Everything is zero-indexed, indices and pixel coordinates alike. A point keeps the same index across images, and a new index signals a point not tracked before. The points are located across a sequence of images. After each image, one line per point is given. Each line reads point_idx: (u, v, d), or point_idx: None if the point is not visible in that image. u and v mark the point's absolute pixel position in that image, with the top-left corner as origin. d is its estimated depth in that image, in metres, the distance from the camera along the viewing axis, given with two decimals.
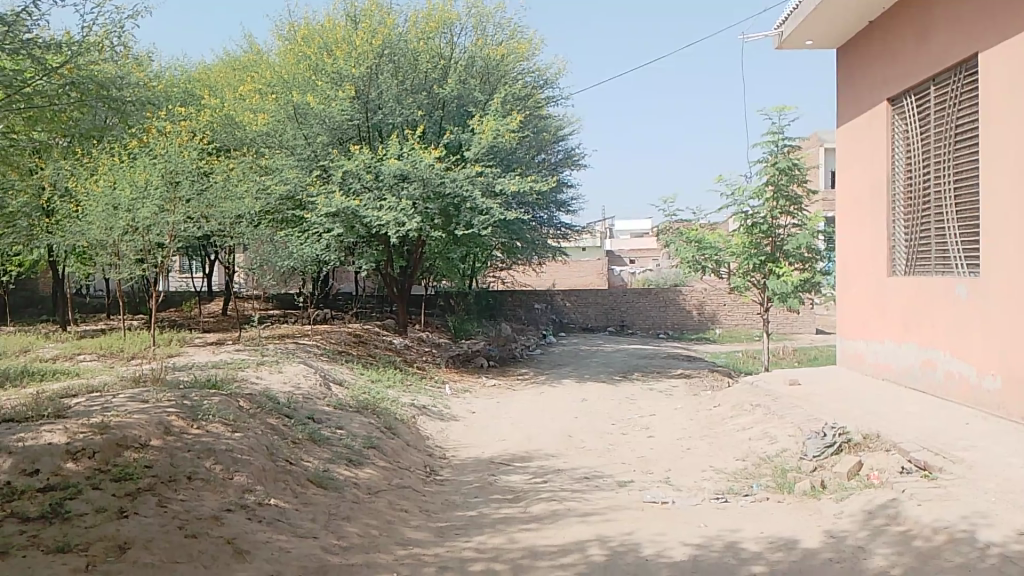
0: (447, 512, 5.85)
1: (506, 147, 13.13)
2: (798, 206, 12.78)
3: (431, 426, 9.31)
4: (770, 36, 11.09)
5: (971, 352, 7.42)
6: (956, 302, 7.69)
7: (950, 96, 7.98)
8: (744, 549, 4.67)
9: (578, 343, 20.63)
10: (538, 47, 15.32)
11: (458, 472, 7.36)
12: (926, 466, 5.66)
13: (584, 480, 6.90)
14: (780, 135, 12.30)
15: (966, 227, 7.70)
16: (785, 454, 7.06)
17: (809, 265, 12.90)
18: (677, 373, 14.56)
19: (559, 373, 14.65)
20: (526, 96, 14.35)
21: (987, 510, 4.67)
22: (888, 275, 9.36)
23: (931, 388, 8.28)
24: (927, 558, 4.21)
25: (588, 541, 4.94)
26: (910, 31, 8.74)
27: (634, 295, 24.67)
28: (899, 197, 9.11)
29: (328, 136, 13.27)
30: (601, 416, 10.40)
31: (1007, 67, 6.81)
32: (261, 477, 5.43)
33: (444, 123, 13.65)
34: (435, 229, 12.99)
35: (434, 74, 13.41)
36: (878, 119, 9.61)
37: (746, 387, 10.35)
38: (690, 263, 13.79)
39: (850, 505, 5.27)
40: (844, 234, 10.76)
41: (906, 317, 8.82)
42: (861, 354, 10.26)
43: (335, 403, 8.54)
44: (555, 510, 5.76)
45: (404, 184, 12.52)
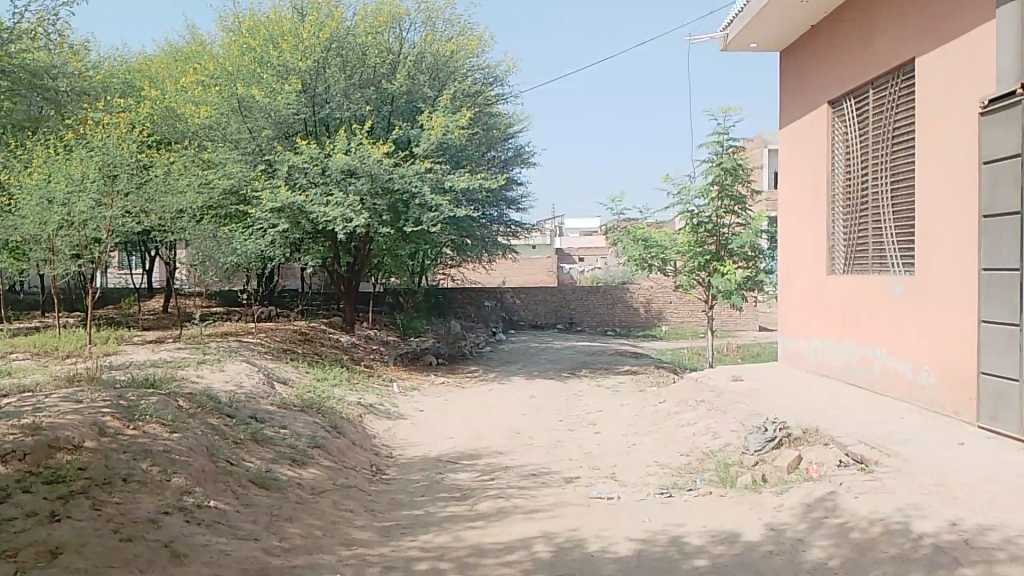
0: (393, 511, 5.78)
1: (455, 143, 13.08)
2: (742, 205, 12.98)
3: (378, 425, 9.21)
4: (716, 38, 11.26)
5: (908, 350, 7.63)
6: (893, 300, 7.92)
7: (888, 100, 8.22)
8: (688, 543, 4.73)
9: (527, 340, 20.65)
10: (488, 43, 15.26)
11: (404, 471, 7.29)
12: (863, 459, 5.81)
13: (530, 477, 6.90)
14: (725, 135, 12.49)
15: (902, 228, 7.93)
16: (728, 449, 7.18)
17: (751, 263, 13.19)
18: (624, 370, 14.71)
19: (508, 371, 14.64)
20: (475, 93, 14.30)
21: (920, 502, 4.80)
22: (828, 273, 9.58)
23: (868, 384, 8.52)
24: (863, 549, 4.31)
25: (534, 538, 4.94)
26: (853, 31, 8.90)
27: (583, 292, 24.83)
28: (838, 196, 9.36)
29: (274, 130, 13.00)
30: (548, 413, 10.41)
31: (944, 71, 7.03)
32: (200, 479, 5.30)
33: (392, 119, 13.52)
34: (384, 226, 12.85)
35: (383, 69, 13.27)
36: (820, 121, 9.83)
37: (690, 382, 10.51)
38: (637, 261, 13.92)
39: (790, 498, 5.39)
40: (786, 234, 10.99)
41: (845, 314, 9.04)
42: (801, 350, 10.50)
43: (279, 402, 8.38)
44: (502, 508, 5.76)
45: (351, 179, 12.36)
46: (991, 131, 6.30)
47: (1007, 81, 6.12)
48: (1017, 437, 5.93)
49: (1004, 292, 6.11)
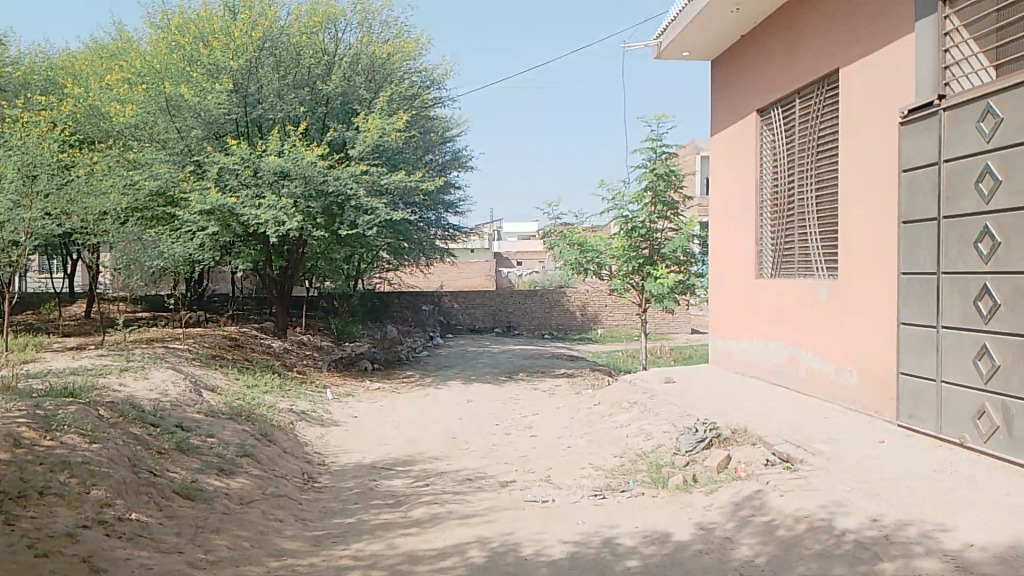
0: (324, 520, 5.69)
1: (392, 146, 12.98)
2: (674, 211, 13.23)
3: (310, 432, 9.05)
4: (650, 46, 11.45)
5: (832, 351, 7.89)
6: (818, 304, 8.18)
7: (814, 109, 8.47)
8: (619, 544, 4.78)
9: (465, 344, 20.60)
10: (425, 46, 15.18)
11: (337, 478, 7.18)
12: (788, 458, 5.97)
13: (466, 481, 6.88)
14: (658, 142, 12.70)
15: (827, 233, 8.19)
16: (660, 450, 7.29)
17: (683, 267, 13.46)
18: (561, 373, 14.82)
19: (444, 375, 14.61)
20: (412, 95, 14.21)
21: (843, 499, 4.96)
22: (757, 277, 9.83)
23: (794, 384, 8.78)
24: (788, 546, 4.43)
25: (467, 543, 4.92)
26: (780, 42, 9.16)
27: (521, 296, 24.93)
28: (766, 203, 9.62)
29: (204, 130, 12.67)
30: (485, 417, 10.41)
31: (866, 81, 7.30)
32: (121, 490, 5.11)
33: (327, 120, 13.35)
34: (317, 229, 12.63)
35: (317, 70, 13.08)
36: (748, 129, 10.09)
37: (625, 384, 10.65)
38: (573, 265, 14.05)
39: (719, 497, 5.51)
40: (717, 238, 11.23)
41: (773, 317, 9.29)
42: (730, 351, 10.76)
43: (206, 410, 8.16)
44: (436, 514, 5.72)
45: (284, 181, 12.15)
46: (910, 140, 6.55)
47: (926, 92, 6.37)
48: (935, 435, 6.17)
49: (922, 295, 6.36)
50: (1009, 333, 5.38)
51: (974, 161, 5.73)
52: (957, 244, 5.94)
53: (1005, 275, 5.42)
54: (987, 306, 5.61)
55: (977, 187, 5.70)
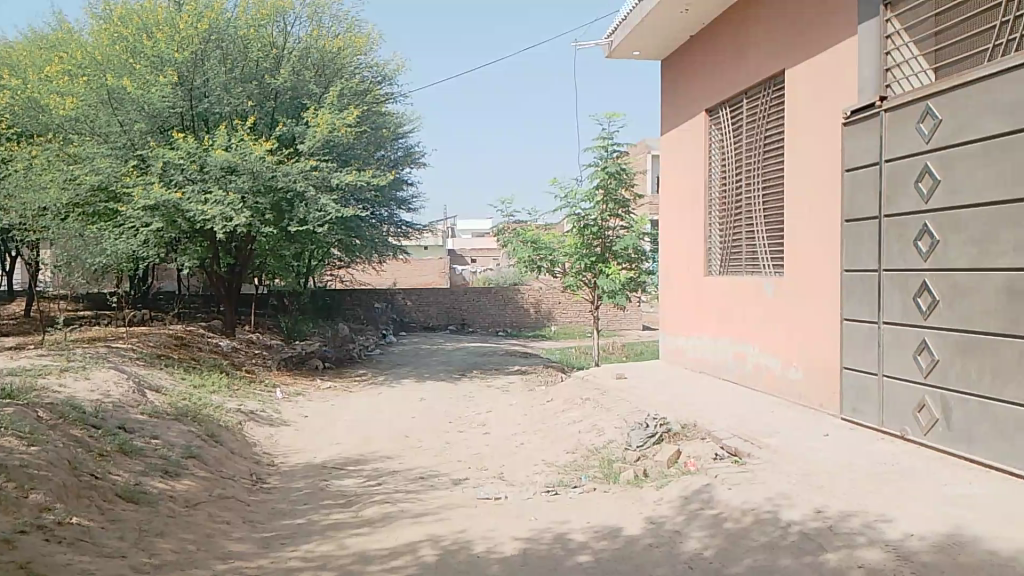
0: (273, 521, 5.60)
1: (342, 141, 12.83)
2: (626, 209, 13.33)
3: (259, 433, 8.92)
4: (601, 45, 11.52)
5: (778, 346, 8.03)
6: (764, 300, 8.33)
7: (761, 109, 8.62)
8: (571, 540, 4.81)
9: (418, 342, 20.49)
10: (376, 41, 15.06)
11: (287, 479, 7.08)
12: (736, 451, 6.08)
13: (418, 480, 6.85)
14: (609, 141, 12.79)
15: (773, 231, 8.36)
16: (612, 445, 7.36)
17: (634, 265, 13.60)
18: (514, 370, 14.85)
19: (397, 373, 14.53)
20: (364, 91, 14.12)
21: (788, 492, 5.07)
22: (705, 274, 9.98)
23: (742, 379, 8.93)
24: (736, 539, 4.51)
25: (419, 542, 4.90)
26: (727, 44, 9.31)
27: (474, 293, 24.90)
28: (714, 201, 9.76)
29: (148, 124, 12.23)
30: (438, 415, 10.38)
31: (810, 83, 7.46)
32: (61, 494, 4.95)
33: (276, 115, 13.15)
34: (266, 225, 12.45)
35: (266, 64, 12.82)
36: (697, 128, 10.23)
37: (577, 381, 10.72)
38: (526, 262, 14.13)
39: (669, 492, 5.58)
40: (667, 236, 11.37)
41: (721, 314, 9.43)
42: (679, 348, 10.90)
43: (150, 411, 7.96)
44: (387, 513, 5.68)
45: (232, 176, 11.92)
46: (853, 141, 6.70)
47: (867, 94, 6.55)
48: (877, 428, 6.34)
49: (865, 292, 6.52)
50: (947, 328, 5.57)
51: (914, 162, 5.90)
52: (897, 242, 6.12)
53: (943, 272, 5.60)
54: (926, 302, 5.79)
55: (917, 187, 5.88)
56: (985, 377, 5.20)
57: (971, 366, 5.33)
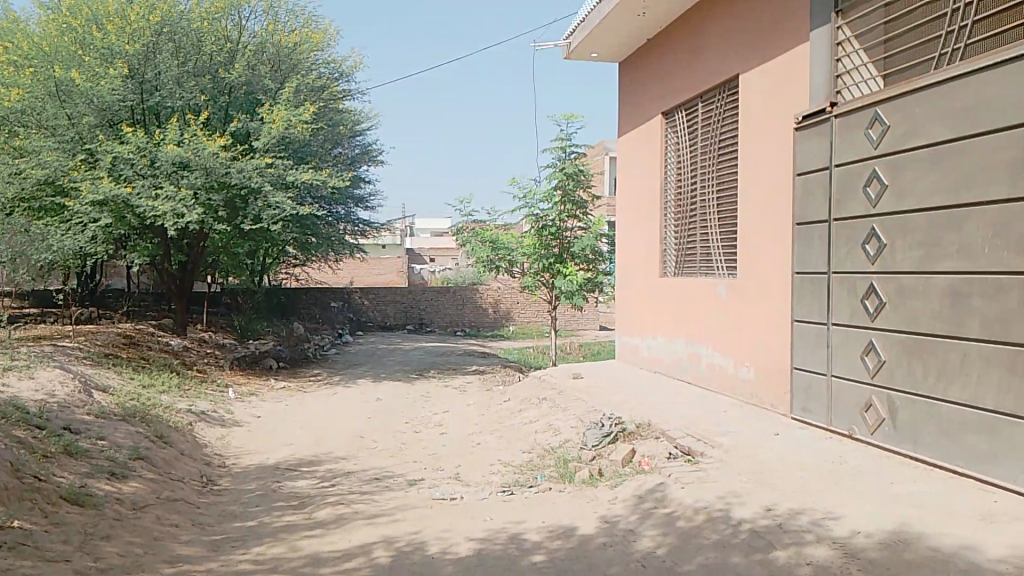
0: (223, 524, 5.50)
1: (298, 138, 12.68)
2: (583, 210, 13.42)
3: (210, 433, 8.75)
4: (559, 45, 11.57)
5: (730, 346, 8.17)
6: (717, 301, 8.45)
7: (716, 112, 8.74)
8: (526, 540, 4.82)
9: (375, 341, 20.33)
10: (333, 37, 14.97)
11: (238, 480, 6.96)
12: (689, 451, 6.14)
13: (373, 481, 6.80)
14: (567, 142, 12.86)
15: (726, 233, 8.50)
16: (567, 445, 7.40)
17: (592, 266, 13.70)
18: (472, 370, 14.84)
19: (353, 373, 14.41)
20: (320, 87, 14.06)
21: (740, 490, 5.16)
22: (661, 275, 10.09)
23: (695, 379, 9.05)
24: (688, 537, 4.56)
25: (373, 544, 4.86)
26: (683, 47, 9.43)
27: (432, 293, 24.82)
28: (669, 204, 9.88)
29: (96, 117, 11.90)
30: (394, 415, 10.31)
31: (764, 87, 7.59)
32: (2, 497, 4.79)
33: (230, 110, 12.92)
34: (219, 222, 12.21)
35: (219, 57, 12.64)
36: (653, 130, 10.34)
37: (534, 381, 10.76)
38: (485, 262, 14.15)
39: (623, 491, 5.63)
40: (623, 237, 11.46)
41: (675, 314, 9.55)
42: (635, 348, 11.02)
43: (97, 412, 7.76)
44: (341, 514, 5.62)
45: (184, 172, 11.68)
46: (804, 145, 6.84)
47: (818, 99, 6.69)
48: (825, 427, 6.48)
49: (815, 294, 6.66)
50: (893, 330, 5.71)
51: (863, 167, 6.05)
52: (846, 245, 6.26)
53: (890, 275, 5.75)
54: (873, 304, 5.93)
55: (865, 192, 6.02)
56: (929, 377, 5.35)
57: (916, 367, 5.48)
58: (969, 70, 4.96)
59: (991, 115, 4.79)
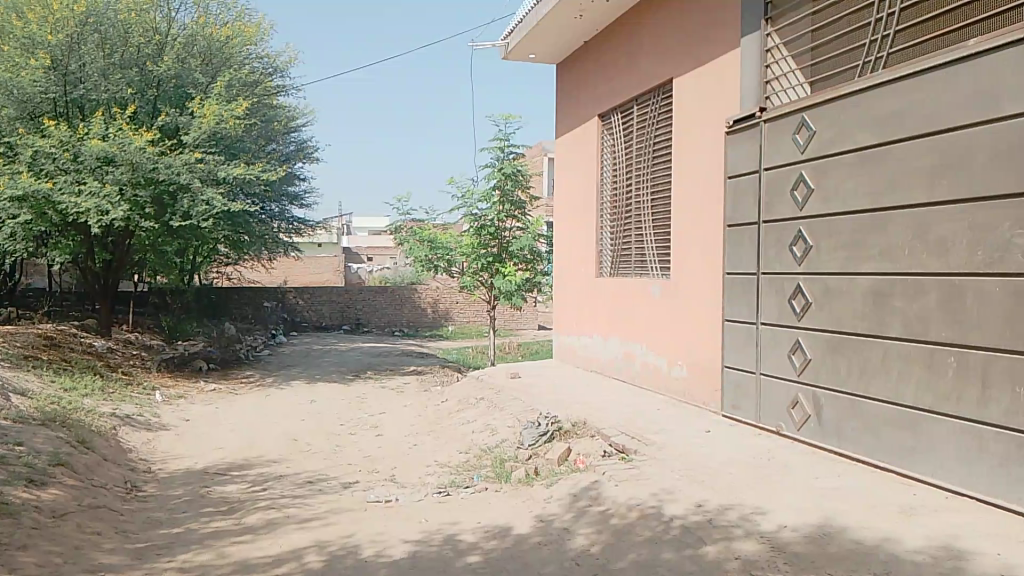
0: (148, 531, 5.34)
1: (230, 134, 12.38)
2: (521, 211, 13.46)
3: (136, 438, 8.47)
4: (497, 46, 11.58)
5: (665, 346, 8.29)
6: (652, 301, 8.58)
7: (651, 114, 8.86)
8: (461, 541, 4.80)
9: (310, 342, 19.99)
10: (267, 31, 14.71)
11: (164, 486, 6.75)
12: (624, 449, 6.22)
13: (306, 484, 6.68)
14: (505, 142, 12.87)
15: (660, 235, 8.63)
16: (504, 444, 7.42)
17: (530, 266, 13.71)
18: (410, 370, 14.74)
19: (287, 375, 14.15)
20: (253, 82, 13.81)
21: (672, 487, 5.24)
22: (597, 275, 10.19)
23: (631, 377, 9.17)
24: (622, 534, 4.62)
25: (304, 548, 4.77)
26: (620, 48, 9.51)
27: (370, 293, 24.59)
28: (606, 205, 9.99)
29: (16, 110, 11.61)
30: (329, 417, 10.16)
31: (696, 91, 7.75)
32: None
33: (158, 104, 12.46)
34: (147, 219, 11.78)
35: (148, 49, 12.18)
36: (590, 131, 10.43)
37: (472, 380, 10.75)
38: (422, 262, 14.09)
39: (559, 489, 5.67)
40: (561, 237, 11.53)
41: (611, 314, 9.65)
42: (572, 347, 11.08)
43: (14, 417, 7.42)
44: (272, 519, 5.50)
45: (109, 168, 11.28)
46: (735, 149, 6.99)
47: (749, 104, 6.85)
48: (755, 424, 6.63)
49: (745, 293, 6.82)
50: (820, 329, 5.89)
51: (791, 170, 6.22)
52: (774, 246, 6.42)
53: (816, 276, 5.93)
54: (799, 304, 6.11)
55: (793, 195, 6.20)
56: (853, 374, 5.54)
57: (840, 364, 5.66)
58: (893, 77, 5.13)
59: (911, 123, 4.99)
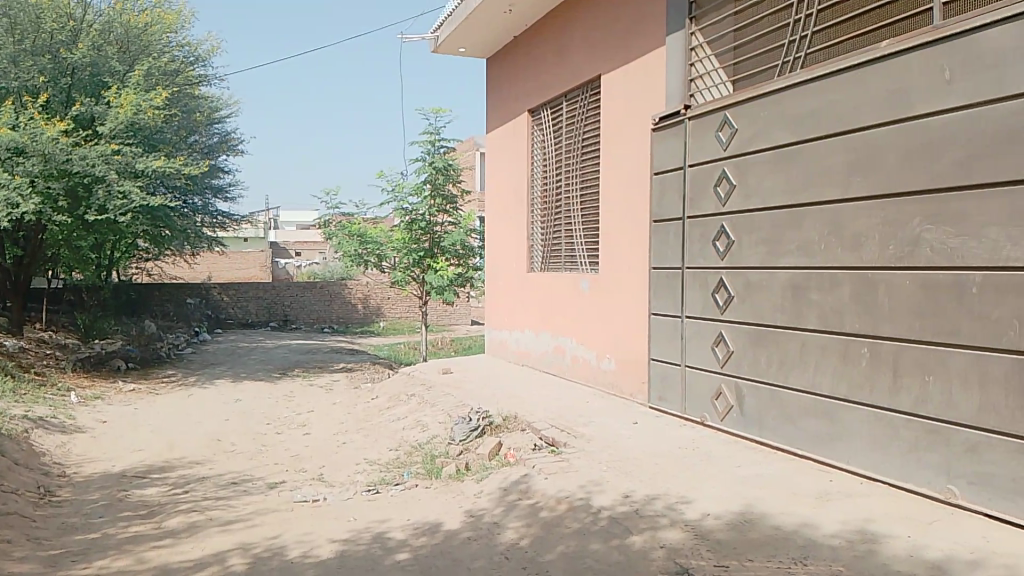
0: (62, 537, 5.12)
1: (149, 125, 11.95)
2: (453, 205, 13.43)
3: (48, 441, 8.09)
4: (426, 39, 11.52)
5: (594, 339, 8.39)
6: (581, 295, 8.67)
7: (580, 110, 8.94)
8: (390, 538, 4.77)
9: (235, 340, 19.53)
10: (188, 18, 14.29)
11: (80, 491, 6.48)
12: (553, 441, 6.27)
13: (230, 486, 6.52)
14: (436, 136, 12.80)
15: (589, 230, 8.73)
16: (434, 441, 7.39)
17: (462, 260, 13.69)
18: (339, 367, 14.55)
19: (211, 373, 13.77)
20: (173, 72, 13.40)
21: (600, 478, 5.31)
22: (528, 269, 10.23)
23: (561, 371, 9.25)
24: (551, 527, 4.66)
25: (228, 551, 4.66)
26: (549, 43, 9.56)
27: (298, 288, 24.17)
28: (536, 200, 10.04)
29: None
30: (255, 416, 9.94)
31: (624, 87, 7.84)
32: None
33: (72, 93, 11.93)
34: (59, 213, 11.30)
35: (61, 36, 11.62)
36: (520, 126, 10.47)
37: (402, 376, 10.68)
38: (352, 256, 13.91)
39: (489, 484, 5.69)
40: (492, 232, 11.54)
41: (542, 308, 9.70)
42: (503, 341, 11.12)
43: None
44: (194, 522, 5.35)
45: (19, 158, 10.78)
46: (661, 146, 7.12)
47: (674, 102, 6.98)
48: (680, 414, 6.78)
49: (670, 287, 6.96)
50: (740, 321, 6.06)
51: (714, 167, 6.38)
52: (699, 241, 6.57)
53: (738, 270, 6.09)
54: (722, 298, 6.27)
55: (716, 191, 6.35)
56: (772, 366, 5.71)
57: (761, 356, 5.83)
58: (811, 77, 5.29)
59: (826, 123, 5.16)
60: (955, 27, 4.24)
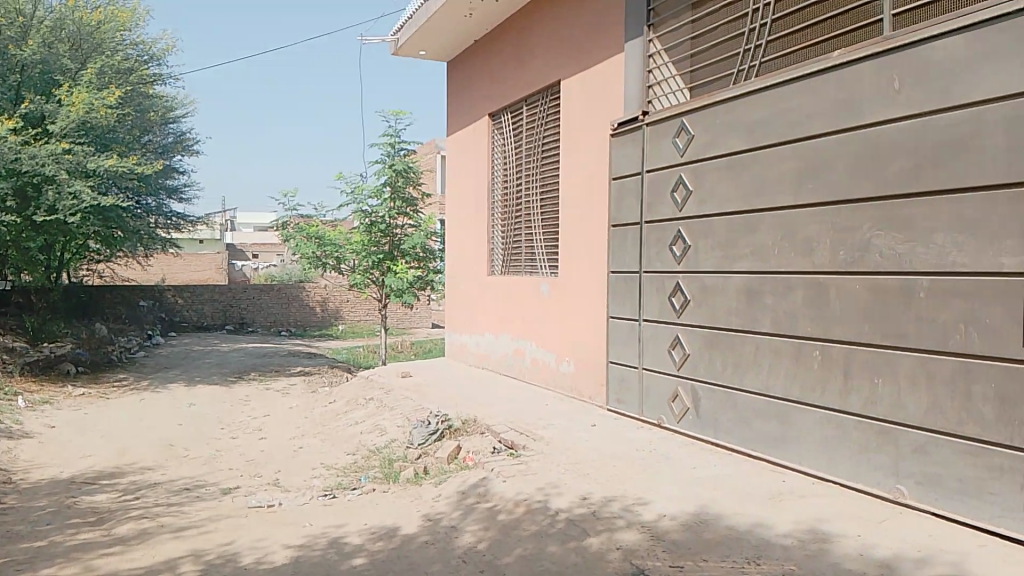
0: (6, 546, 4.97)
1: (101, 124, 11.68)
2: (412, 208, 13.39)
3: None
4: (386, 41, 11.48)
5: (553, 341, 8.44)
6: (541, 298, 8.71)
7: (540, 115, 8.99)
8: (346, 543, 4.73)
9: (190, 343, 19.20)
10: (143, 16, 14.03)
11: (26, 498, 6.31)
12: (512, 444, 6.28)
13: (183, 492, 6.40)
14: (396, 138, 12.75)
15: (548, 233, 8.78)
16: (392, 445, 7.35)
17: (422, 263, 13.64)
18: (297, 371, 14.39)
19: (165, 377, 13.51)
20: (125, 70, 13.13)
21: (558, 481, 5.34)
22: (488, 273, 10.25)
23: (520, 373, 9.28)
24: (509, 530, 4.67)
25: (180, 558, 4.58)
26: (510, 47, 9.60)
27: (255, 291, 23.85)
28: (496, 204, 10.07)
29: None
30: (209, 421, 9.78)
31: (584, 92, 7.90)
32: None
33: (22, 90, 11.57)
34: (6, 213, 11.00)
35: (9, 32, 11.30)
36: (480, 129, 10.49)
37: (360, 380, 10.61)
38: (310, 259, 13.76)
39: (446, 488, 5.67)
40: (452, 235, 11.52)
41: (502, 311, 9.73)
42: (463, 344, 11.10)
43: None
44: (145, 529, 5.25)
45: None
46: (619, 151, 7.19)
47: (632, 107, 7.05)
48: (637, 416, 6.85)
49: (628, 290, 7.02)
50: (696, 325, 6.15)
51: (670, 173, 6.46)
52: (656, 245, 6.65)
53: (694, 275, 6.18)
54: (678, 302, 6.35)
55: (672, 197, 6.43)
56: (727, 369, 5.80)
57: (716, 359, 5.92)
58: (765, 85, 5.39)
59: (780, 131, 5.27)
60: (903, 39, 4.35)
